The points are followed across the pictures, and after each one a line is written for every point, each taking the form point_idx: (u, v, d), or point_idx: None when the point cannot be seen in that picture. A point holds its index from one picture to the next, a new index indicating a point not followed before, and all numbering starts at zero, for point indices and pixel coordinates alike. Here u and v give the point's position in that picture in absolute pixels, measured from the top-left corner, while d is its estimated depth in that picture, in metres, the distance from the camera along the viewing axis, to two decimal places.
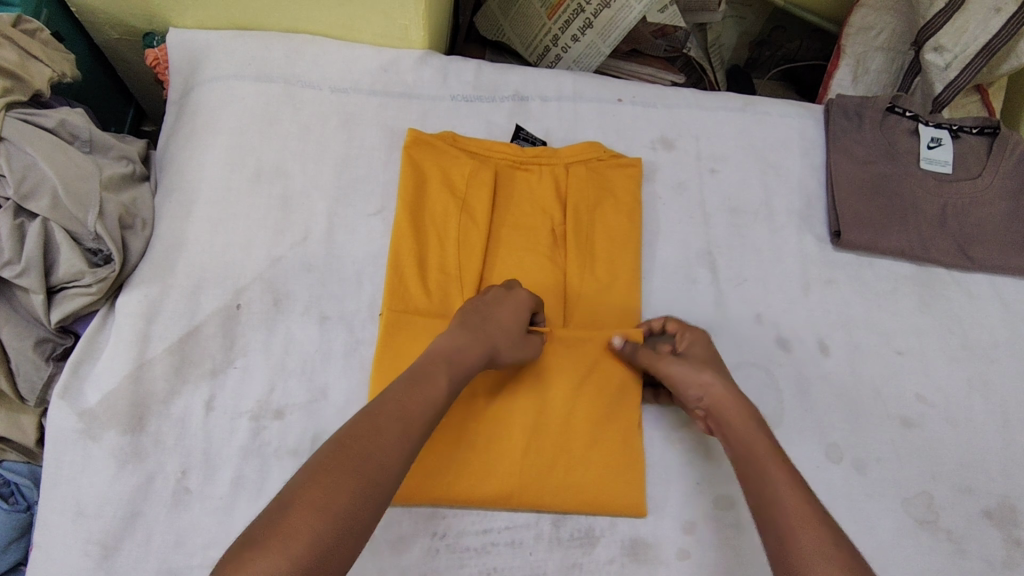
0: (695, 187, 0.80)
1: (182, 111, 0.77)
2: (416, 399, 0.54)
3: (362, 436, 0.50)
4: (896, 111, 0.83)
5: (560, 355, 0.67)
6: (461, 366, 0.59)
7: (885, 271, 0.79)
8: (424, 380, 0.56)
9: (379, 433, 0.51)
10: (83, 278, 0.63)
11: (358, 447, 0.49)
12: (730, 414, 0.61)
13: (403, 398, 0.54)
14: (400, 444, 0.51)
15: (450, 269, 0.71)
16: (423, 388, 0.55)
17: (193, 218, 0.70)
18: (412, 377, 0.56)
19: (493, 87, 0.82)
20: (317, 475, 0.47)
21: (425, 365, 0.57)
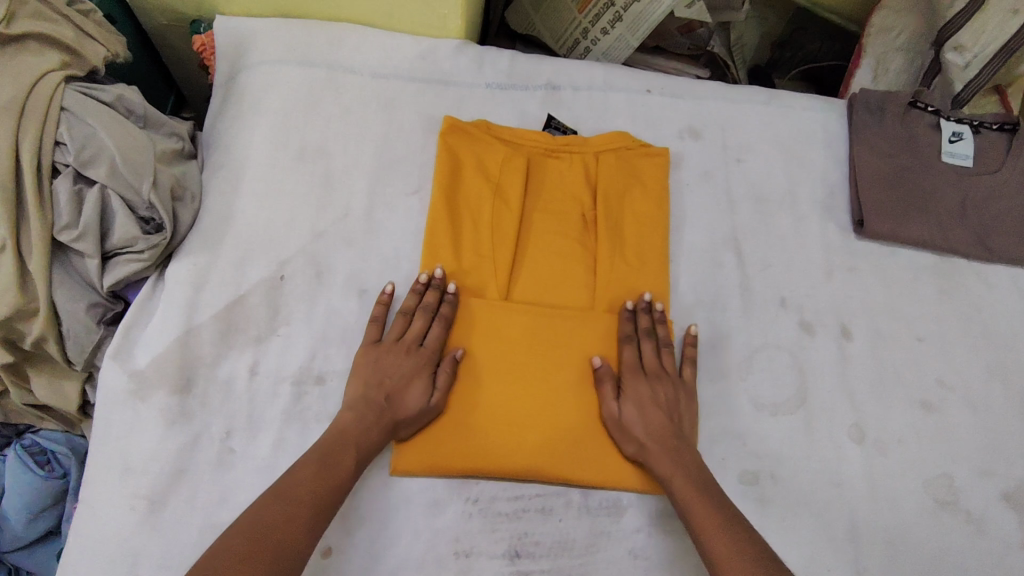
0: (722, 176, 0.82)
1: (228, 93, 0.80)
2: (327, 482, 0.57)
3: (269, 506, 0.53)
4: (918, 106, 0.86)
5: (650, 323, 0.70)
6: (367, 443, 0.60)
7: (906, 261, 0.81)
8: (334, 462, 0.58)
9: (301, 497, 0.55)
10: (136, 244, 0.66)
11: (274, 534, 0.52)
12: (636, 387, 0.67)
13: (313, 471, 0.57)
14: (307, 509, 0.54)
15: (483, 241, 0.73)
16: (330, 464, 0.58)
17: (240, 193, 0.72)
18: (319, 463, 0.57)
19: (526, 75, 0.84)
20: (251, 537, 0.51)
21: (333, 444, 0.59)
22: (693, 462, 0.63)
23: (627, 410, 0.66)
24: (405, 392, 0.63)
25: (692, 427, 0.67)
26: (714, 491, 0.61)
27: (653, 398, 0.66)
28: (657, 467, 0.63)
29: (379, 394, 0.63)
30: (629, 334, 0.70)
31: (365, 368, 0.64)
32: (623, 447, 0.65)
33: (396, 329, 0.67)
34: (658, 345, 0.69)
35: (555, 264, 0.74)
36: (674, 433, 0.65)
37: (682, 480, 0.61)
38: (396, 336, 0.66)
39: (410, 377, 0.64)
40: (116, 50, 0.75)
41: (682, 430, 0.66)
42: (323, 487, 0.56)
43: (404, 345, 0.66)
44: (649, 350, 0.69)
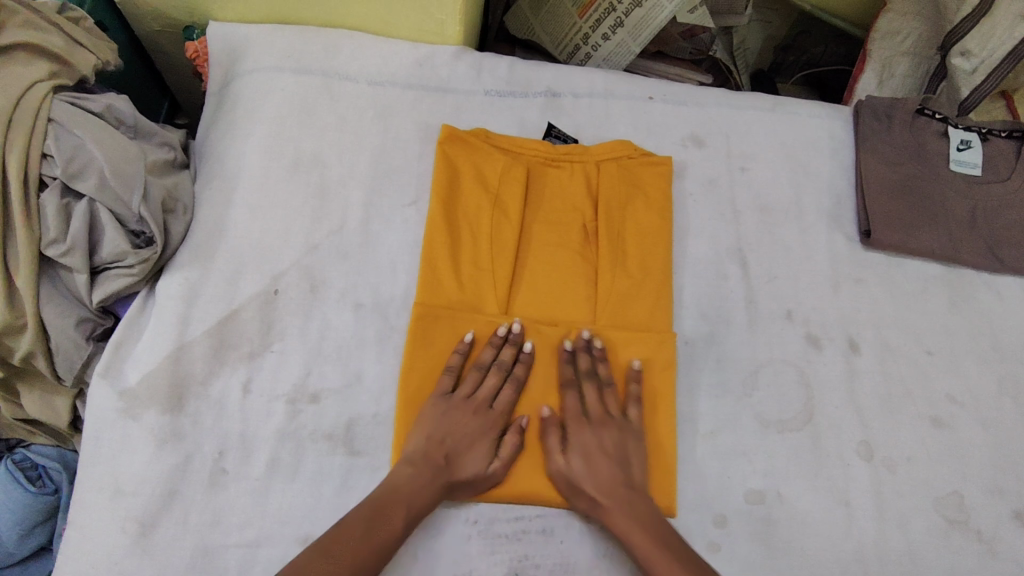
0: (725, 185, 0.81)
1: (222, 101, 0.78)
2: (371, 547, 0.55)
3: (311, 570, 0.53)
4: (926, 113, 0.84)
5: (590, 363, 0.67)
6: (419, 503, 0.59)
7: (914, 272, 0.80)
8: (382, 522, 0.57)
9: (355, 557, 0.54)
10: (126, 258, 0.64)
11: None
12: (575, 431, 0.65)
13: (363, 532, 0.56)
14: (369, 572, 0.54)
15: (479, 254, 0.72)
16: (383, 521, 0.57)
17: (234, 205, 0.71)
18: (368, 519, 0.56)
19: (526, 82, 0.82)
20: None
21: (385, 501, 0.58)
22: (630, 513, 0.60)
23: (574, 462, 0.63)
24: (464, 457, 0.62)
25: (643, 468, 0.64)
26: (679, 548, 0.58)
27: (600, 447, 0.64)
28: (612, 523, 0.60)
29: (440, 454, 0.61)
30: (569, 377, 0.67)
31: (432, 420, 0.63)
32: (574, 503, 0.63)
33: (469, 382, 0.65)
34: (599, 387, 0.67)
35: (556, 279, 0.72)
36: (621, 481, 0.62)
37: (641, 538, 0.58)
38: (469, 392, 0.65)
39: (473, 441, 0.63)
40: (106, 57, 0.73)
41: (631, 475, 0.63)
42: (376, 544, 0.56)
43: (476, 401, 0.64)
44: (592, 395, 0.66)
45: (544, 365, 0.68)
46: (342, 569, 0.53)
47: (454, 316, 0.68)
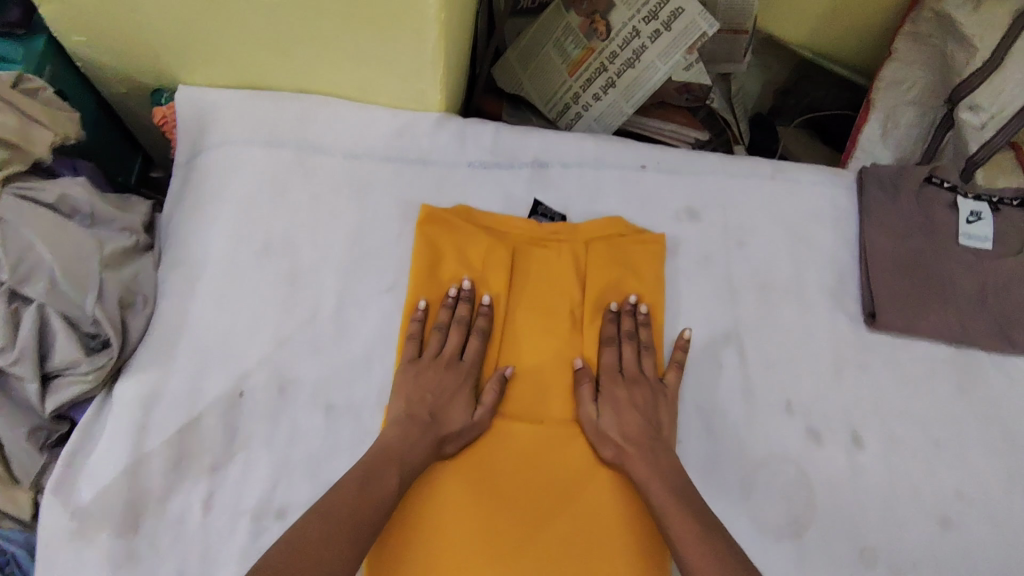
0: (722, 262, 0.76)
1: (189, 176, 0.73)
2: (370, 500, 0.56)
3: (311, 526, 0.53)
4: (933, 183, 0.80)
5: (632, 326, 0.70)
6: (412, 459, 0.59)
7: (920, 354, 0.76)
8: (376, 481, 0.57)
9: (357, 515, 0.54)
10: (79, 366, 0.60)
11: (318, 542, 0.52)
12: (620, 386, 0.67)
13: (360, 493, 0.56)
14: (369, 527, 0.54)
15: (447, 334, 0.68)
16: (380, 482, 0.57)
17: (197, 295, 0.67)
18: (362, 478, 0.57)
19: (512, 152, 0.77)
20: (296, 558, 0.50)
21: (381, 463, 0.58)
22: (662, 463, 0.62)
23: (606, 416, 0.65)
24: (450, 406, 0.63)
25: (672, 428, 0.66)
26: (697, 504, 0.59)
27: (631, 402, 0.66)
28: (634, 471, 0.62)
29: (421, 410, 0.63)
30: (611, 336, 0.69)
31: (405, 388, 0.64)
32: (599, 452, 0.64)
33: (434, 344, 0.66)
34: (638, 349, 0.69)
35: (544, 318, 0.70)
36: (651, 435, 0.64)
37: (660, 487, 0.60)
38: (434, 353, 0.66)
39: (453, 394, 0.64)
40: (67, 130, 0.68)
41: (659, 432, 0.65)
42: (368, 506, 0.55)
43: (443, 360, 0.66)
44: (630, 354, 0.69)
45: (531, 349, 0.69)
46: (343, 521, 0.53)
47: (439, 289, 0.70)
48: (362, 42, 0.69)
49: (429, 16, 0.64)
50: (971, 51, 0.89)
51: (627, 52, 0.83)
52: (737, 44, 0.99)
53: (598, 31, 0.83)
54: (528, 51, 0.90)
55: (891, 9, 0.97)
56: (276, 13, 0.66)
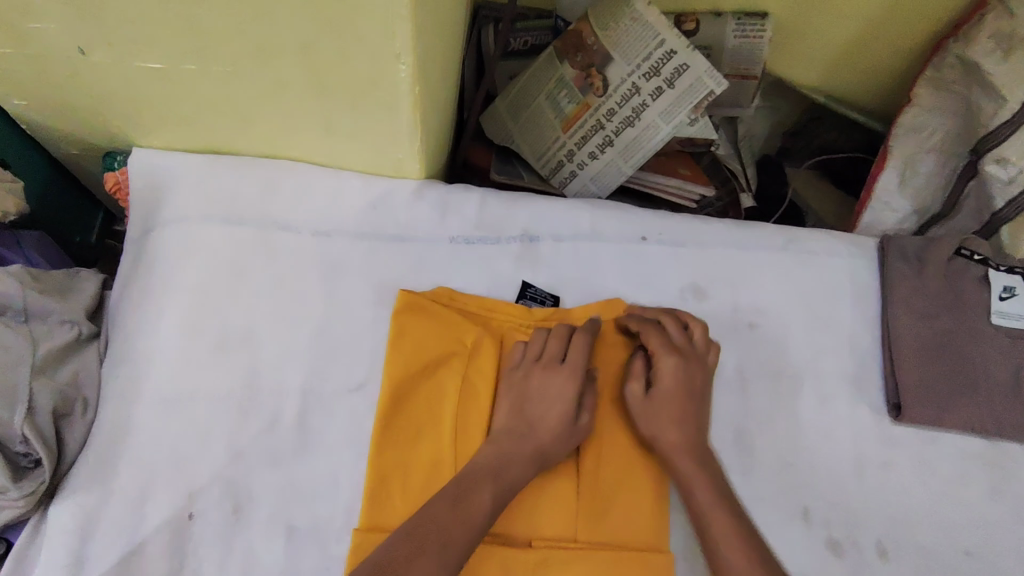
0: (730, 349, 0.70)
1: (139, 256, 0.66)
2: (462, 515, 0.53)
3: (397, 548, 0.50)
4: (963, 254, 0.72)
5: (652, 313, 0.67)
6: (508, 472, 0.57)
7: (951, 449, 0.68)
8: (466, 499, 0.54)
9: (446, 531, 0.52)
10: (7, 493, 0.54)
11: (400, 567, 0.49)
12: (667, 373, 0.63)
13: (446, 517, 0.52)
14: (465, 542, 0.52)
15: (424, 427, 0.61)
16: (469, 499, 0.54)
17: (143, 400, 0.60)
18: (454, 496, 0.54)
19: (499, 224, 0.70)
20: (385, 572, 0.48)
21: (472, 477, 0.56)
22: (706, 462, 0.60)
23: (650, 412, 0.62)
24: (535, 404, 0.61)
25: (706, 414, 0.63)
26: (736, 510, 0.57)
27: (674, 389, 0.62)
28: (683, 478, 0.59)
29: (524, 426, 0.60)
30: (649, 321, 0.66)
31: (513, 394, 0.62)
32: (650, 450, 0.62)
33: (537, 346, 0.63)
34: (681, 323, 0.66)
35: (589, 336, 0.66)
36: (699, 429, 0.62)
37: (706, 496, 0.58)
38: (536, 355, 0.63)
39: (555, 400, 0.60)
40: (7, 206, 0.65)
41: (701, 423, 0.62)
42: (460, 524, 0.52)
43: (546, 357, 0.63)
44: (674, 330, 0.65)
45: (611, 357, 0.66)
46: (433, 543, 0.51)
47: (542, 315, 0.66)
48: (330, 112, 0.61)
49: (402, 88, 0.57)
50: (1000, 103, 0.77)
51: (626, 109, 0.76)
52: (743, 90, 0.92)
53: (594, 85, 0.77)
54: (518, 102, 0.83)
55: (915, 53, 0.89)
56: (231, 82, 0.59)
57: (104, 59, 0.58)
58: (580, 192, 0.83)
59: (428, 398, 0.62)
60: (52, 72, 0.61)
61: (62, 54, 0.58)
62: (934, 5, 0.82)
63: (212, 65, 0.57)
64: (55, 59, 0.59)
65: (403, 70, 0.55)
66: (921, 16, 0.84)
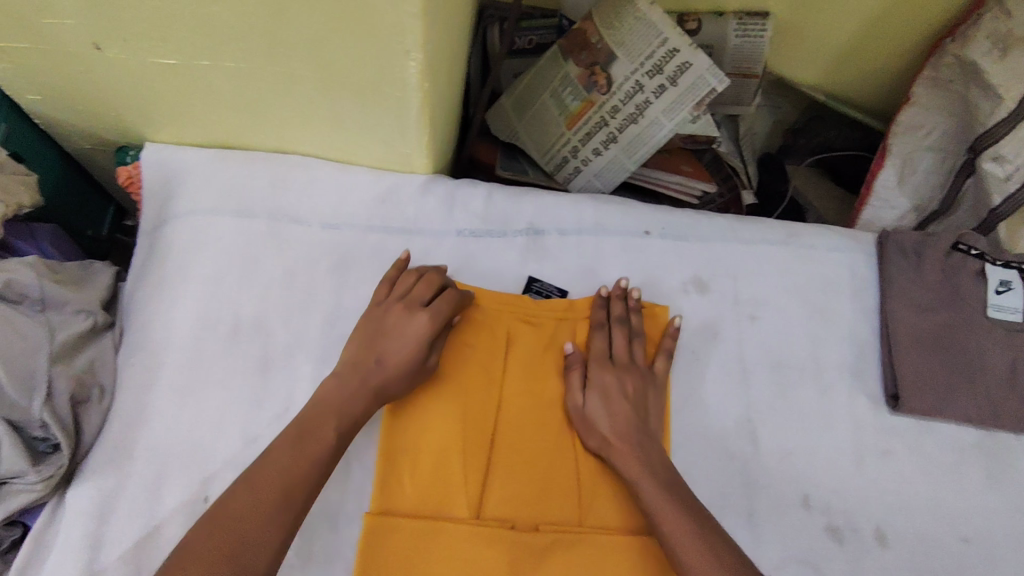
0: (733, 340, 0.71)
1: (153, 249, 0.68)
2: (303, 461, 0.53)
3: (239, 495, 0.50)
4: (960, 249, 0.73)
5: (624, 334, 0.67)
6: (350, 412, 0.57)
7: (947, 439, 0.69)
8: (312, 439, 0.55)
9: (287, 480, 0.52)
10: (26, 476, 0.55)
11: (237, 515, 0.49)
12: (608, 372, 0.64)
13: (286, 463, 0.53)
14: (296, 477, 0.52)
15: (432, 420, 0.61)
16: (306, 449, 0.54)
17: (159, 388, 0.61)
18: (295, 440, 0.54)
19: (505, 218, 0.72)
20: (222, 518, 0.49)
21: (312, 418, 0.56)
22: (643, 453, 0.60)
23: (593, 403, 0.63)
24: (390, 339, 0.60)
25: (660, 420, 0.64)
26: (687, 497, 0.57)
27: (620, 391, 0.63)
28: (624, 464, 0.60)
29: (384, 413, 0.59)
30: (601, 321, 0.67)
31: (403, 341, 0.60)
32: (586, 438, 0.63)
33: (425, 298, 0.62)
34: (630, 335, 0.67)
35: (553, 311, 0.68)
36: (640, 427, 0.62)
37: (650, 488, 0.57)
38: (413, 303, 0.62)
39: (403, 329, 0.61)
40: (22, 198, 0.67)
41: (648, 423, 0.63)
42: (300, 469, 0.53)
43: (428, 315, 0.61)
44: (620, 341, 0.66)
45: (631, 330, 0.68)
46: (271, 494, 0.50)
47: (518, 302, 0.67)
48: (339, 107, 0.63)
49: (410, 84, 0.58)
50: (997, 100, 0.78)
51: (630, 106, 0.77)
52: (745, 89, 0.93)
53: (599, 83, 0.78)
54: (524, 98, 0.85)
55: (912, 52, 0.91)
56: (243, 78, 0.61)
57: (118, 54, 0.59)
58: (583, 187, 0.84)
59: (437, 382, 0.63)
60: (67, 68, 0.62)
61: (78, 49, 0.59)
62: (930, 6, 0.84)
63: (224, 61, 0.59)
64: (72, 56, 0.60)
65: (412, 65, 0.56)
66: (918, 15, 0.85)
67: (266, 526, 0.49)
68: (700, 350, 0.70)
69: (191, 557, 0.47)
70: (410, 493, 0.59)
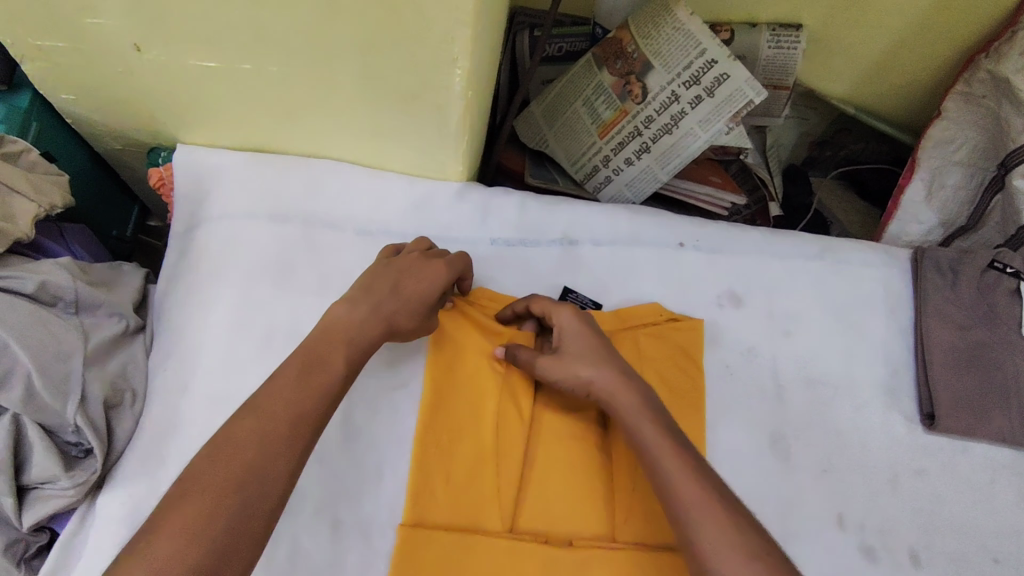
0: (766, 355, 0.70)
1: (185, 252, 0.67)
2: (311, 390, 0.51)
3: (244, 424, 0.47)
4: (996, 267, 0.72)
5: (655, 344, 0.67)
6: (361, 339, 0.55)
7: (982, 460, 0.69)
8: (318, 367, 0.52)
9: (290, 405, 0.49)
10: (59, 481, 0.55)
11: (241, 445, 0.46)
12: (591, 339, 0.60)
13: (293, 394, 0.50)
14: (302, 407, 0.49)
15: (466, 428, 0.61)
16: (315, 376, 0.51)
17: (192, 393, 0.61)
18: (303, 368, 0.51)
19: (539, 228, 0.71)
20: (223, 447, 0.46)
21: (322, 341, 0.54)
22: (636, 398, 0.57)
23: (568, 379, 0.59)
24: (408, 276, 0.60)
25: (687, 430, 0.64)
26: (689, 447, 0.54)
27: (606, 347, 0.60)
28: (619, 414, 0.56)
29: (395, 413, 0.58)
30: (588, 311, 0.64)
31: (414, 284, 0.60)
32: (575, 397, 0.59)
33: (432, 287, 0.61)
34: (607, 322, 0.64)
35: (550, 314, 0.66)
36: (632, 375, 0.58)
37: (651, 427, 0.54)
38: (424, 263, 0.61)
39: (420, 269, 0.60)
40: (54, 198, 0.64)
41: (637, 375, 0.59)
42: (306, 401, 0.50)
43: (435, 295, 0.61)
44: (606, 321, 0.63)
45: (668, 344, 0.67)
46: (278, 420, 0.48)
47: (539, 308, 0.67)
48: (378, 114, 0.62)
49: (453, 91, 0.58)
50: None
51: (664, 116, 0.77)
52: (775, 101, 0.94)
53: (633, 93, 0.77)
54: (555, 107, 0.84)
55: (944, 67, 0.90)
56: (283, 83, 0.60)
57: (157, 56, 0.59)
58: (614, 197, 0.84)
59: (468, 390, 0.63)
60: (105, 69, 0.62)
61: (117, 50, 0.59)
62: (964, 21, 0.83)
63: (265, 65, 0.58)
64: (111, 57, 0.60)
65: (458, 74, 0.56)
66: (953, 30, 0.85)
67: (272, 455, 0.46)
68: (734, 364, 0.69)
69: (192, 488, 0.44)
70: (444, 503, 0.58)
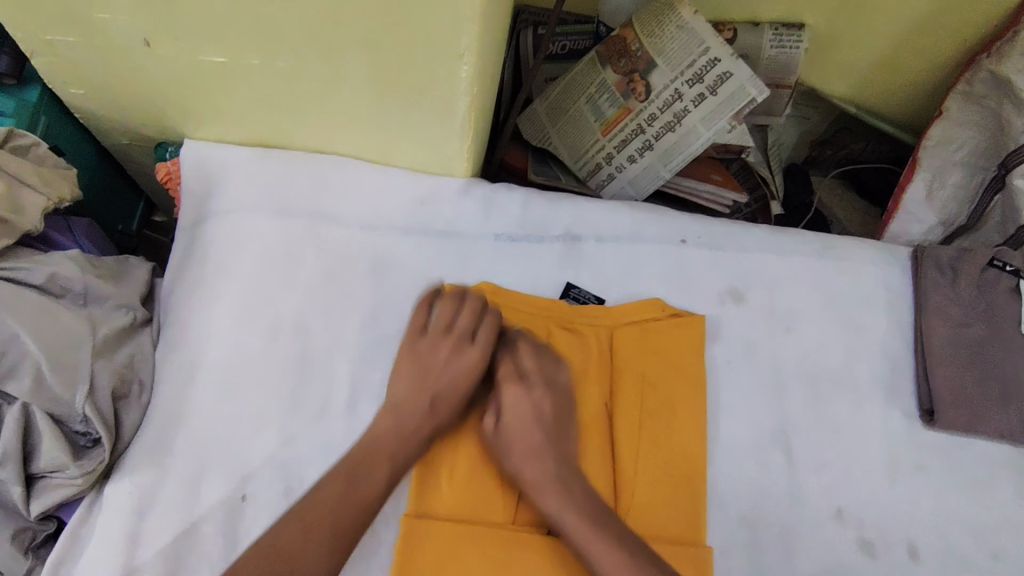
0: (767, 350, 0.71)
1: (192, 246, 0.68)
2: (368, 467, 0.57)
3: (302, 514, 0.54)
4: (996, 265, 0.73)
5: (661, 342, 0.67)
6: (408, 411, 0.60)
7: (981, 456, 0.69)
8: (374, 444, 0.58)
9: (355, 483, 0.56)
10: (67, 470, 0.55)
11: (301, 538, 0.53)
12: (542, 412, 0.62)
13: (355, 468, 0.57)
14: (360, 483, 0.56)
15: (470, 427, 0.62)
16: (374, 451, 0.58)
17: (198, 384, 0.61)
18: (362, 443, 0.58)
19: (543, 224, 0.72)
20: (289, 524, 0.54)
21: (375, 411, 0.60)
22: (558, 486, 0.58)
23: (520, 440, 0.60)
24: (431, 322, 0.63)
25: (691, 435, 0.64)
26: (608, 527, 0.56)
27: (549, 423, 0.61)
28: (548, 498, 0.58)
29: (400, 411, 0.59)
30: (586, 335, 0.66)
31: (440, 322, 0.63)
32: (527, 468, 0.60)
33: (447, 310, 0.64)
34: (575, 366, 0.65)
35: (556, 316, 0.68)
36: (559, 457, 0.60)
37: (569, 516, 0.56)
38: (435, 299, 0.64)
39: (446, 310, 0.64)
40: (62, 190, 0.65)
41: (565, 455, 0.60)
42: (365, 475, 0.57)
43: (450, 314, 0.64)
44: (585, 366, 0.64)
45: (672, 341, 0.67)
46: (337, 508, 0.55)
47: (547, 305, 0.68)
48: (385, 109, 0.63)
49: (459, 88, 0.59)
50: None
51: (668, 114, 0.77)
52: (778, 100, 0.94)
53: (636, 91, 0.78)
54: (558, 104, 0.85)
55: (947, 65, 0.90)
56: (290, 78, 0.61)
57: (166, 50, 0.60)
58: (616, 194, 0.85)
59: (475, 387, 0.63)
60: (114, 63, 0.62)
61: (127, 45, 0.59)
62: (967, 20, 0.83)
63: (273, 60, 0.59)
64: (120, 51, 0.60)
65: (463, 70, 0.56)
66: (955, 30, 0.85)
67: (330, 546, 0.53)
68: (736, 359, 0.70)
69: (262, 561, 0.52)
70: (446, 495, 0.59)
